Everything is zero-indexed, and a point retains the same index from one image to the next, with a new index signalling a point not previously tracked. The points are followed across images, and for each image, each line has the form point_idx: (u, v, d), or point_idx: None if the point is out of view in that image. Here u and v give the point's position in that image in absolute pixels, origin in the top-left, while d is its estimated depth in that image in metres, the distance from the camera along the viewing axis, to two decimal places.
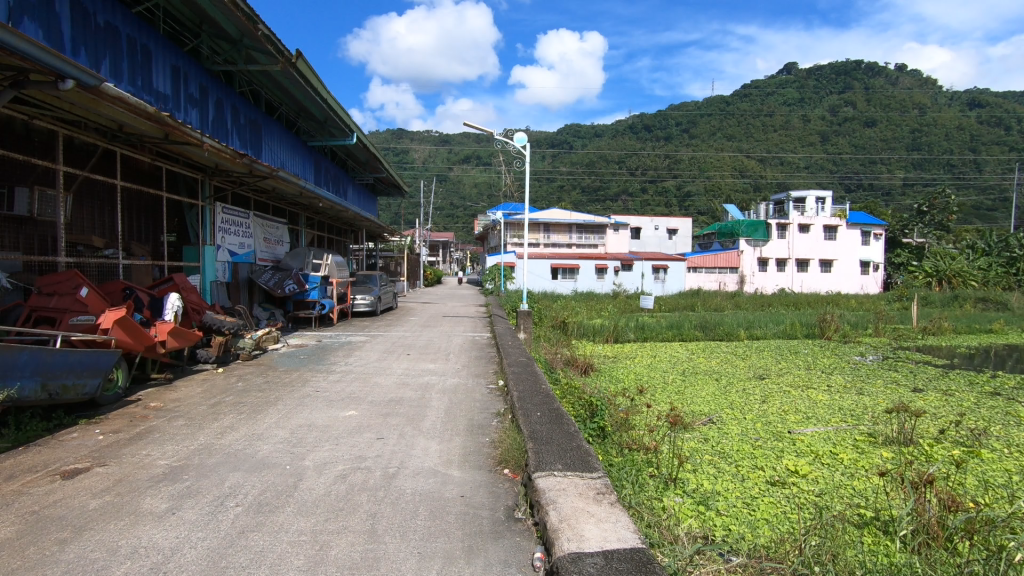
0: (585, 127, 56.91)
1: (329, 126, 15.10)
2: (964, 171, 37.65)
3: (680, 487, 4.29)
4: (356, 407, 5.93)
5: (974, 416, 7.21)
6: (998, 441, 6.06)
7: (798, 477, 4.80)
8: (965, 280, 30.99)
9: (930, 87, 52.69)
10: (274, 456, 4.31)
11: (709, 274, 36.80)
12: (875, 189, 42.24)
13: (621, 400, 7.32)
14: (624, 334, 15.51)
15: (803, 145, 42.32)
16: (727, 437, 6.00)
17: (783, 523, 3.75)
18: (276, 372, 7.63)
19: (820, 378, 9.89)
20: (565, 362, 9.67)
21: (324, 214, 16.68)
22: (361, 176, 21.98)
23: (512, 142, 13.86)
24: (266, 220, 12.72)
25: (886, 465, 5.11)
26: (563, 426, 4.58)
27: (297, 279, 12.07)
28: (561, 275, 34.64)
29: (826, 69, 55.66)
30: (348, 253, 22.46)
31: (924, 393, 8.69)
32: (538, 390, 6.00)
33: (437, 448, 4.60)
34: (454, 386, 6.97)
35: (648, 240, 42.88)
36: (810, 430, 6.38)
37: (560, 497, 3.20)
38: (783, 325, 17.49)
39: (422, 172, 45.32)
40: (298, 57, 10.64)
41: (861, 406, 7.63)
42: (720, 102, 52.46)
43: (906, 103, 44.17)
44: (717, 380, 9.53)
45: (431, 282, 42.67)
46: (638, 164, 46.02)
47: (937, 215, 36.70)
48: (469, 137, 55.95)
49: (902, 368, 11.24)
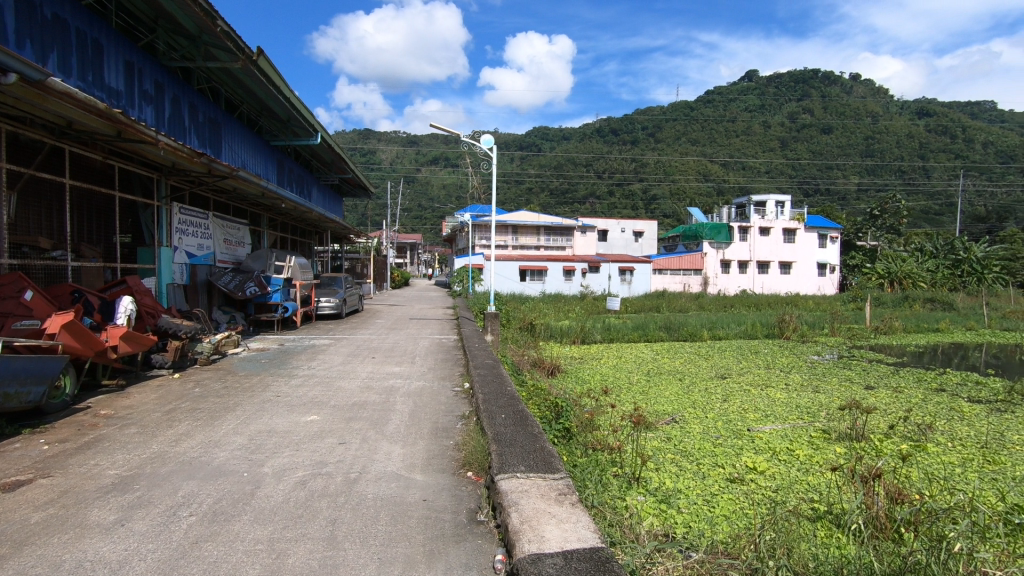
0: (553, 130, 56.92)
1: (292, 126, 14.76)
2: (913, 177, 40.00)
3: (643, 486, 4.38)
4: (318, 411, 5.83)
5: (921, 412, 7.55)
6: (942, 435, 6.36)
7: (756, 474, 4.93)
8: (914, 281, 32.45)
9: (881, 96, 54.59)
10: (231, 463, 4.20)
11: (673, 276, 37.59)
12: (831, 194, 43.77)
13: (587, 400, 7.45)
14: (590, 335, 15.67)
15: (764, 151, 43.52)
16: (688, 435, 6.14)
17: (742, 519, 3.86)
18: (235, 378, 7.41)
19: (778, 376, 10.19)
20: (532, 363, 9.74)
21: (287, 215, 16.34)
22: (325, 176, 21.50)
23: (479, 143, 13.81)
24: (227, 220, 12.40)
25: (839, 460, 5.30)
26: (526, 427, 4.60)
27: (259, 281, 11.87)
28: (529, 276, 34.89)
29: (785, 78, 57.39)
30: (313, 256, 22.14)
31: (875, 390, 9.05)
32: (503, 392, 5.98)
33: (400, 452, 4.56)
34: (419, 390, 6.93)
35: (615, 243, 43.57)
36: (769, 427, 6.55)
37: (521, 498, 3.21)
38: (744, 325, 17.96)
39: (390, 172, 44.53)
40: (260, 55, 10.39)
41: (816, 403, 7.90)
42: (684, 107, 53.21)
43: (860, 112, 45.58)
44: (680, 380, 9.74)
45: (399, 284, 42.12)
46: (605, 167, 45.73)
47: (888, 219, 38.83)
48: (436, 139, 55.08)
49: (856, 367, 11.60)
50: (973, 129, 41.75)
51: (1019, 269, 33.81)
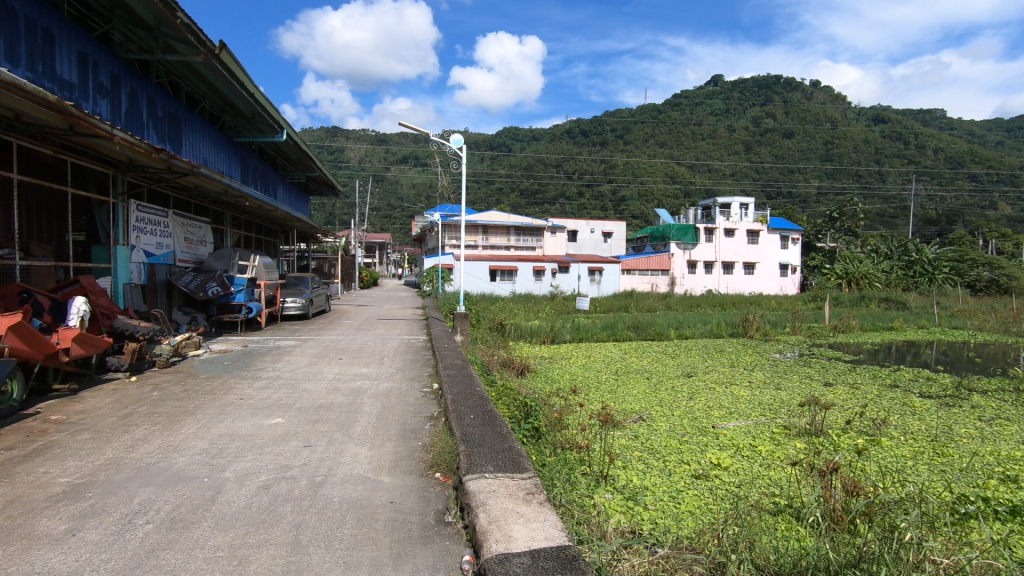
0: (523, 130, 56.94)
1: (257, 122, 14.41)
2: (869, 181, 41.59)
3: (610, 484, 4.43)
4: (282, 414, 5.71)
5: (876, 407, 7.85)
6: (896, 429, 6.62)
7: (720, 470, 5.04)
8: (870, 281, 33.61)
9: (840, 103, 56.41)
10: (191, 469, 4.07)
11: (641, 276, 38.28)
12: (793, 197, 45.00)
13: (556, 400, 7.48)
14: (560, 335, 15.77)
15: (729, 154, 44.58)
16: (655, 433, 6.23)
17: (706, 515, 3.93)
18: (196, 381, 7.19)
19: (741, 374, 10.45)
20: (502, 363, 9.74)
21: (251, 214, 15.95)
22: (291, 174, 21.06)
23: (449, 142, 13.74)
24: (187, 218, 12.04)
25: (798, 455, 5.47)
26: (495, 427, 4.60)
27: (221, 281, 11.56)
28: (499, 276, 34.92)
29: (749, 83, 58.80)
30: (279, 255, 21.66)
31: (834, 387, 9.36)
32: (472, 393, 5.97)
33: (368, 454, 4.50)
34: (387, 391, 6.85)
35: (584, 243, 43.90)
36: (732, 424, 6.71)
37: (490, 498, 3.20)
38: (709, 325, 18.31)
39: (358, 171, 43.88)
40: (222, 49, 10.11)
41: (778, 400, 8.13)
42: (652, 110, 53.90)
43: (820, 117, 47.05)
44: (647, 378, 9.90)
45: (367, 284, 41.52)
46: (575, 168, 46.00)
47: (846, 221, 40.21)
48: (405, 137, 54.47)
49: (815, 364, 11.98)
50: (925, 136, 43.44)
51: (967, 269, 35.23)
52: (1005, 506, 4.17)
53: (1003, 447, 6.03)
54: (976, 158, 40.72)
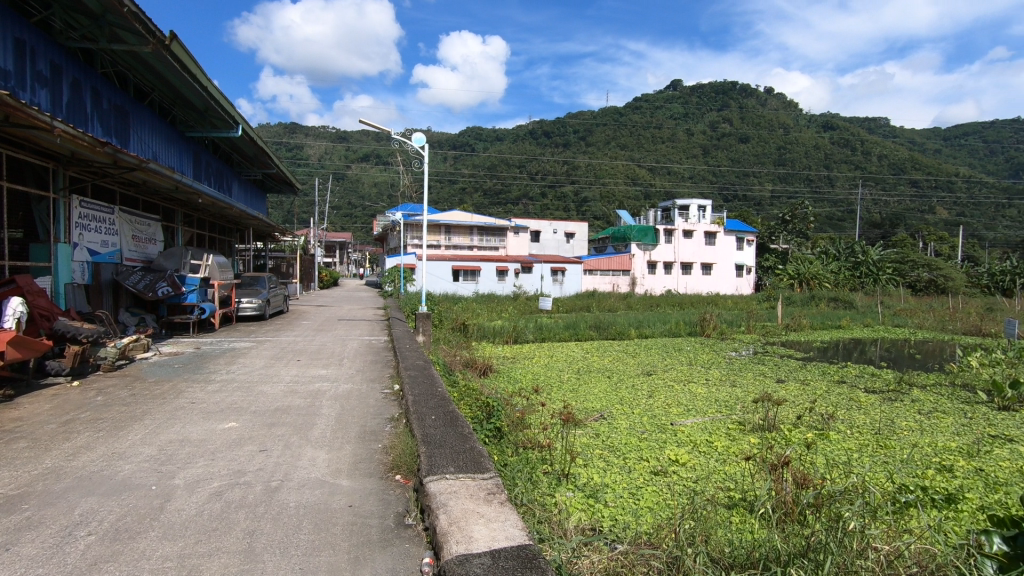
0: (487, 130, 56.84)
1: (210, 116, 13.92)
2: (819, 185, 43.45)
3: (571, 483, 4.47)
4: (236, 418, 5.54)
5: (825, 402, 8.19)
6: (843, 423, 6.91)
7: (678, 466, 5.16)
8: (820, 281, 35.03)
9: (792, 110, 58.46)
10: (138, 477, 3.90)
11: (603, 276, 38.86)
12: (748, 200, 46.45)
13: (518, 399, 7.49)
14: (523, 335, 15.84)
15: (688, 157, 45.89)
16: (616, 431, 6.33)
17: (664, 510, 4.02)
18: (144, 384, 6.89)
19: (699, 372, 10.74)
20: (464, 363, 9.70)
21: (205, 211, 15.40)
22: (247, 171, 20.42)
23: (410, 141, 13.59)
24: (135, 215, 11.53)
25: (752, 450, 5.65)
26: (456, 427, 4.58)
27: (172, 280, 11.15)
28: (463, 276, 34.82)
29: (706, 88, 60.41)
30: (234, 255, 20.99)
31: (786, 383, 9.72)
32: (433, 393, 5.92)
33: (326, 457, 4.42)
34: (347, 392, 6.73)
35: (547, 244, 44.01)
36: (690, 421, 6.87)
37: (451, 499, 3.19)
38: (668, 324, 18.70)
39: (318, 168, 42.96)
40: (173, 40, 9.72)
41: (733, 397, 8.38)
42: (613, 112, 54.59)
43: (773, 123, 48.79)
44: (608, 377, 10.05)
45: (327, 284, 40.70)
46: (539, 169, 46.23)
47: (798, 224, 41.86)
48: (367, 135, 53.61)
49: (768, 362, 12.40)
50: (871, 142, 45.38)
51: (909, 271, 36.96)
52: (941, 494, 4.41)
53: (939, 438, 6.38)
54: (916, 164, 42.35)
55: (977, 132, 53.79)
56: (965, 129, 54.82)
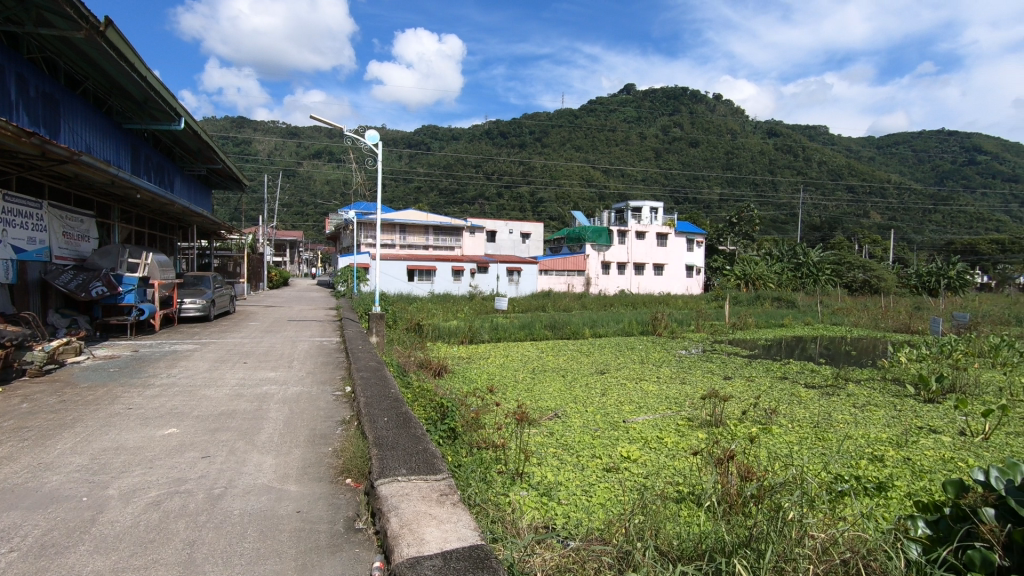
0: (442, 129, 56.36)
1: (149, 108, 13.22)
2: (764, 190, 45.23)
3: (525, 482, 4.50)
4: (178, 423, 5.30)
5: (768, 398, 8.55)
6: (785, 418, 7.22)
7: (630, 462, 5.26)
8: (764, 281, 36.50)
9: (739, 116, 60.62)
10: (67, 488, 3.68)
11: (558, 276, 39.27)
12: (698, 202, 47.91)
13: (472, 399, 7.48)
14: (478, 335, 15.81)
15: (641, 160, 46.94)
16: (569, 429, 6.40)
17: (615, 506, 4.09)
18: (75, 390, 6.49)
19: (651, 370, 10.99)
20: (419, 364, 9.59)
21: (143, 208, 14.65)
22: (191, 166, 19.57)
23: (363, 139, 13.33)
24: (67, 211, 10.85)
25: (700, 445, 5.82)
26: (409, 429, 4.51)
27: (107, 280, 10.54)
28: (418, 276, 34.49)
29: (658, 93, 61.86)
30: (175, 253, 20.03)
31: (732, 380, 10.08)
32: (386, 395, 5.82)
33: (273, 462, 4.28)
34: (296, 395, 6.55)
35: (503, 244, 43.89)
36: (642, 418, 7.02)
37: (402, 502, 3.14)
38: (622, 324, 19.05)
39: (267, 165, 41.57)
40: (109, 26, 9.21)
41: (682, 394, 8.62)
42: (568, 114, 55.11)
43: (722, 129, 50.48)
44: (563, 376, 10.15)
45: (277, 284, 39.48)
46: (494, 169, 46.10)
47: (744, 227, 43.56)
48: (319, 131, 52.24)
49: (716, 359, 12.83)
50: (811, 149, 47.49)
51: (846, 272, 38.94)
52: (874, 483, 4.66)
53: (871, 430, 6.76)
54: (853, 171, 44.62)
55: (906, 141, 57.19)
56: (896, 138, 58.17)
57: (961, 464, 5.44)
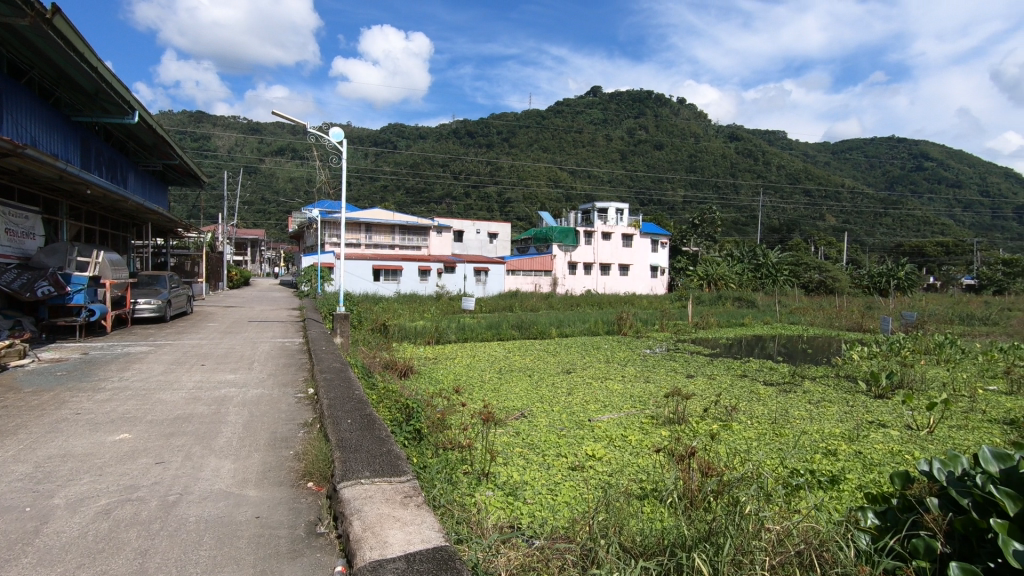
0: (409, 128, 55.80)
1: (100, 100, 12.66)
2: (726, 193, 46.37)
3: (491, 481, 4.50)
4: (130, 428, 5.10)
5: (729, 395, 8.77)
6: (744, 414, 7.43)
7: (595, 460, 5.32)
8: (725, 281, 37.45)
9: (701, 120, 62.03)
10: (8, 498, 3.50)
11: (525, 276, 39.44)
12: (662, 204, 48.80)
13: (438, 400, 7.44)
14: (445, 335, 15.74)
15: (607, 162, 47.53)
16: (536, 428, 6.44)
17: (580, 504, 4.14)
18: (18, 395, 6.17)
19: (615, 369, 11.14)
20: (384, 365, 9.46)
21: (94, 204, 14.03)
22: (145, 162, 18.86)
23: (327, 137, 13.08)
24: (9, 207, 10.31)
25: (663, 442, 5.93)
26: (373, 431, 4.46)
27: (54, 280, 10.04)
28: (383, 276, 34.13)
29: (624, 96, 62.74)
30: (129, 251, 19.26)
31: (694, 378, 10.31)
32: (350, 396, 5.73)
33: (231, 467, 4.16)
34: (256, 398, 6.37)
35: (470, 244, 43.69)
36: (606, 416, 7.11)
37: (365, 505, 3.11)
38: (587, 323, 19.27)
39: (228, 162, 40.43)
40: (55, 14, 8.79)
41: (646, 392, 8.77)
42: (535, 115, 55.36)
43: (685, 132, 51.60)
44: (529, 375, 10.20)
45: (238, 283, 38.43)
46: (462, 169, 45.63)
47: (707, 228, 44.65)
48: (282, 128, 51.07)
49: (679, 358, 13.12)
50: (771, 154, 48.91)
51: (802, 272, 40.36)
52: (826, 476, 4.84)
53: (825, 425, 7.00)
54: (809, 175, 46.21)
55: (858, 147, 59.56)
56: (850, 144, 60.50)
57: (908, 457, 5.69)
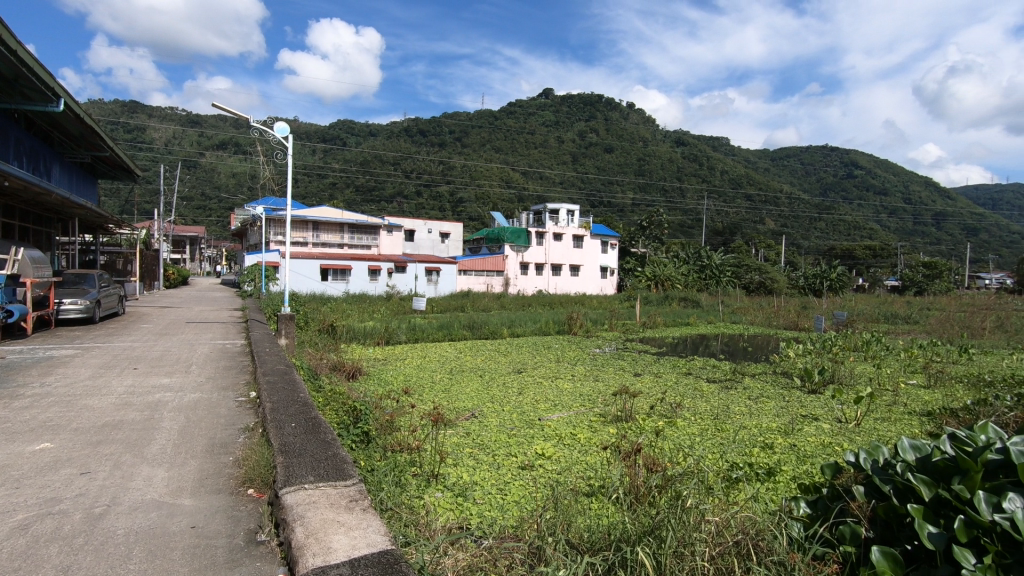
0: (360, 124, 54.62)
1: (20, 85, 11.74)
2: (673, 196, 47.77)
3: (440, 483, 4.47)
4: (53, 438, 4.77)
5: (673, 392, 9.02)
6: (688, 411, 7.67)
7: (544, 459, 5.38)
8: (671, 282, 38.55)
9: (650, 124, 63.68)
10: None
11: (477, 277, 39.46)
12: (612, 206, 49.78)
13: (387, 402, 7.33)
14: (394, 336, 15.53)
15: (558, 163, 48.10)
16: (486, 429, 6.44)
17: (529, 503, 4.17)
18: None
19: (565, 368, 11.29)
20: (331, 366, 9.22)
21: (12, 197, 13.01)
22: (72, 154, 17.66)
23: (272, 132, 12.68)
24: None
25: (610, 439, 6.04)
26: (318, 434, 4.34)
27: None
28: (332, 276, 33.40)
29: (576, 99, 63.65)
30: (53, 248, 18.01)
31: (642, 376, 10.59)
32: (295, 399, 5.56)
33: (164, 475, 3.97)
34: (193, 402, 6.10)
35: (421, 244, 43.16)
36: (556, 415, 7.18)
37: (308, 510, 3.02)
38: (539, 323, 19.43)
39: (164, 155, 38.46)
40: None
41: (595, 391, 8.91)
42: (488, 114, 55.47)
43: (634, 137, 52.90)
44: (480, 376, 10.20)
45: (175, 282, 36.61)
46: (413, 167, 44.52)
47: (654, 230, 45.78)
48: (224, 120, 49.01)
49: (627, 357, 13.43)
50: (714, 159, 50.76)
51: (744, 273, 42.05)
52: (764, 468, 5.06)
53: (763, 420, 7.32)
54: (750, 181, 48.28)
55: (796, 155, 62.54)
56: (788, 151, 63.49)
57: (837, 448, 6.03)
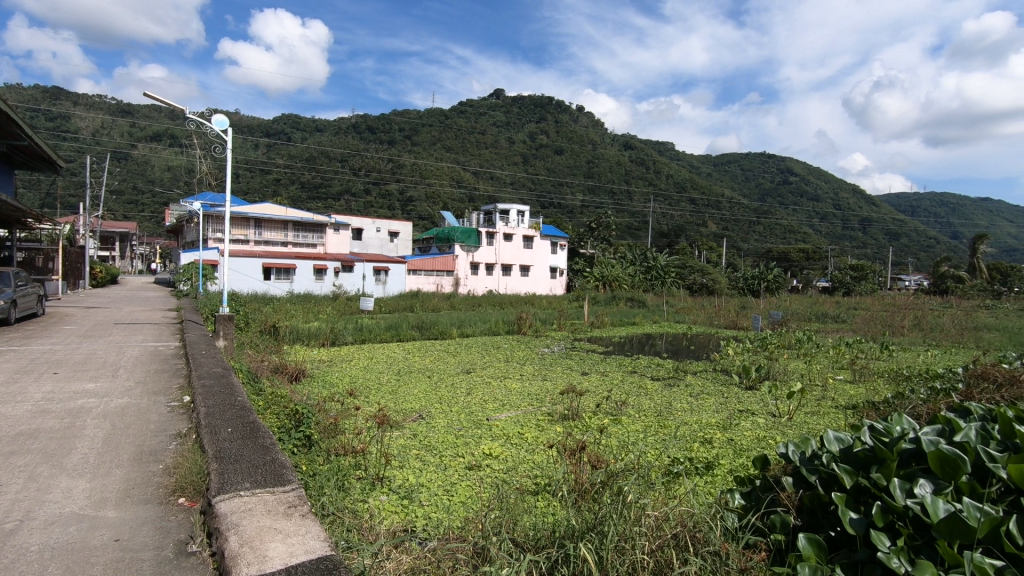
0: (306, 119, 52.87)
1: None
2: (620, 199, 48.86)
3: (385, 486, 4.40)
4: None
5: (619, 390, 9.21)
6: (632, 408, 7.86)
7: (490, 459, 5.38)
8: (618, 282, 39.29)
9: (598, 127, 64.91)
10: None
11: (427, 276, 39.16)
12: (562, 207, 50.41)
13: (331, 404, 7.15)
14: (340, 336, 15.16)
15: (509, 164, 48.35)
16: (433, 430, 6.39)
17: (476, 503, 4.15)
18: None
19: (513, 368, 11.34)
20: (273, 369, 8.91)
21: None
22: None
23: (210, 124, 12.08)
24: None
25: (556, 438, 6.11)
26: (256, 439, 4.18)
27: None
28: (274, 275, 32.46)
29: (526, 100, 64.06)
30: None
31: (588, 375, 10.76)
32: (231, 403, 5.34)
33: (86, 486, 3.72)
34: (119, 408, 5.75)
35: (370, 242, 42.34)
36: (504, 415, 7.19)
37: (243, 518, 2.91)
38: (488, 323, 19.41)
39: (91, 145, 36.14)
40: None
41: (542, 390, 8.98)
42: (438, 113, 55.05)
43: (583, 139, 53.73)
44: (428, 376, 10.11)
45: (103, 281, 34.47)
46: (361, 165, 43.89)
47: (602, 231, 46.71)
48: (158, 111, 46.57)
49: (575, 356, 13.65)
50: (660, 163, 52.29)
51: (688, 274, 43.41)
52: (703, 463, 5.25)
53: (702, 416, 7.58)
54: (694, 185, 49.88)
55: (736, 161, 65.11)
56: (728, 157, 66.08)
57: (770, 442, 6.32)
